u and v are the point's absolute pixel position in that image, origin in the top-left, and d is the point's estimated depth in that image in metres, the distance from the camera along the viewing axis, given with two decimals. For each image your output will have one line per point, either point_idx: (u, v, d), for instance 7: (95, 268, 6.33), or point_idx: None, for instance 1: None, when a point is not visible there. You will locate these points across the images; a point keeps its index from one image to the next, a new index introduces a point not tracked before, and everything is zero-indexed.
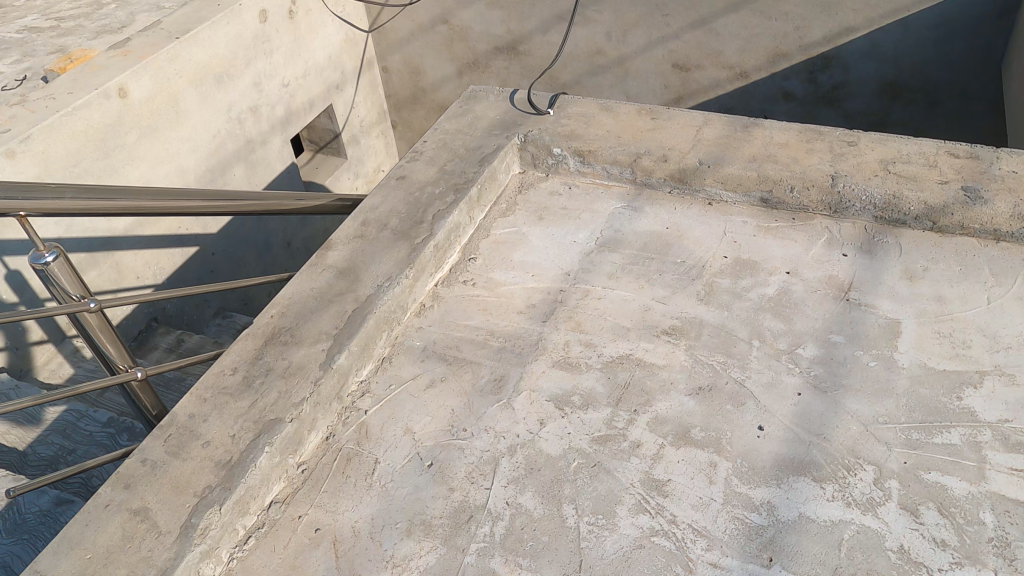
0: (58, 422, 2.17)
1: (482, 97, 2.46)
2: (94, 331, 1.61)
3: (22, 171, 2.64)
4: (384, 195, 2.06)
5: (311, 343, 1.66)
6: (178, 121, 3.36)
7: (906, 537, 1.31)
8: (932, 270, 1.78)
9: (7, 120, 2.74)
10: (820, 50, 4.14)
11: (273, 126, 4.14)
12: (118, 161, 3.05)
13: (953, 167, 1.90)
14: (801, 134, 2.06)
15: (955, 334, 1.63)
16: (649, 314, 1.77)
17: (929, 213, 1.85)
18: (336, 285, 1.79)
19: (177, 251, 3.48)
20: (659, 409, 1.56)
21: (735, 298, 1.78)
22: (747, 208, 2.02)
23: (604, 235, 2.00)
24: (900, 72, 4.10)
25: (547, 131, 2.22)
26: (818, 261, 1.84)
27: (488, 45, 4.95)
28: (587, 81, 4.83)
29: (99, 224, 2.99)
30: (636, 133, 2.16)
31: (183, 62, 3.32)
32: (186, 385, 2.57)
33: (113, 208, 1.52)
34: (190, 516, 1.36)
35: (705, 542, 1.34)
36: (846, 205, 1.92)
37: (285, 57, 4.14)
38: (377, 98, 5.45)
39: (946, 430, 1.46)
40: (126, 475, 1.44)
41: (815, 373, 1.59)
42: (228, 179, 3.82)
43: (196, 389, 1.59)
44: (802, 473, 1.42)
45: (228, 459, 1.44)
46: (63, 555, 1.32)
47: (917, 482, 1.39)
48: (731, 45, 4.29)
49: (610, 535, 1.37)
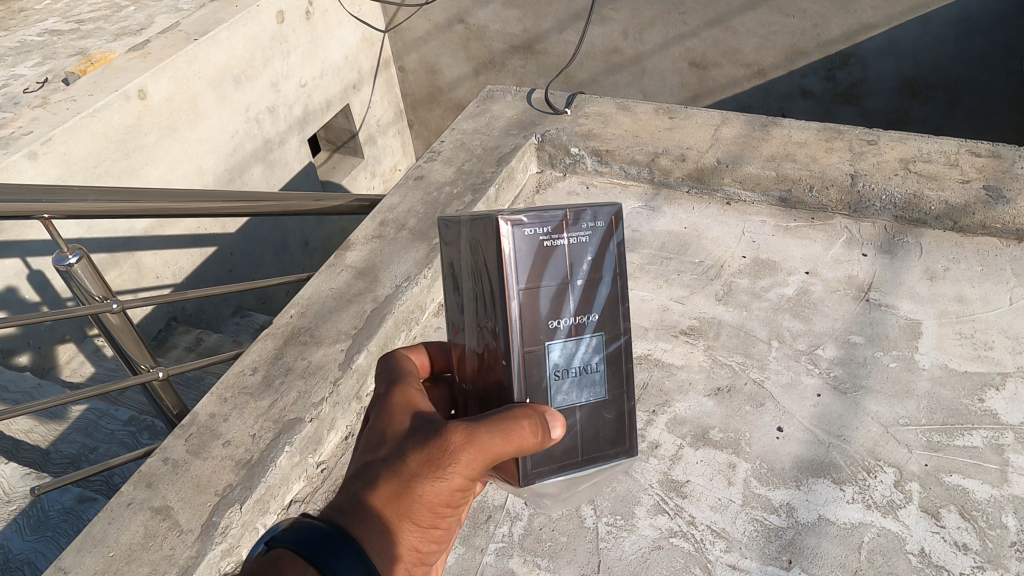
0: (81, 421, 2.20)
1: (500, 97, 2.47)
2: (116, 331, 1.64)
3: (44, 173, 2.66)
4: (402, 196, 2.07)
5: (330, 343, 1.67)
6: (197, 122, 3.39)
7: (927, 540, 1.30)
8: (954, 270, 1.76)
9: (29, 122, 2.77)
10: (838, 47, 4.10)
11: (291, 126, 4.17)
12: (138, 161, 3.08)
13: (975, 166, 1.88)
14: (820, 133, 2.05)
15: (977, 335, 1.61)
16: (667, 314, 1.76)
17: (950, 213, 1.83)
18: (355, 286, 1.81)
19: (196, 251, 3.51)
20: (678, 410, 1.56)
21: (754, 298, 1.77)
22: (766, 208, 2.01)
23: (622, 234, 1.99)
24: (920, 68, 4.06)
25: (565, 130, 2.21)
26: (838, 260, 1.83)
27: (504, 44, 4.95)
28: (603, 79, 4.82)
29: (120, 225, 3.02)
30: (653, 132, 2.15)
31: (203, 63, 3.35)
32: (205, 385, 2.60)
33: (135, 210, 1.54)
34: (212, 514, 1.37)
35: (724, 544, 1.34)
36: (866, 204, 1.91)
37: (303, 57, 4.16)
38: (393, 97, 5.47)
39: (968, 432, 1.45)
40: (149, 474, 1.46)
41: (835, 374, 1.58)
42: (246, 179, 3.85)
43: (217, 389, 1.60)
44: (821, 474, 1.41)
45: (248, 459, 1.45)
46: (87, 552, 1.34)
47: (938, 485, 1.38)
48: (749, 43, 4.27)
49: (628, 536, 1.37)
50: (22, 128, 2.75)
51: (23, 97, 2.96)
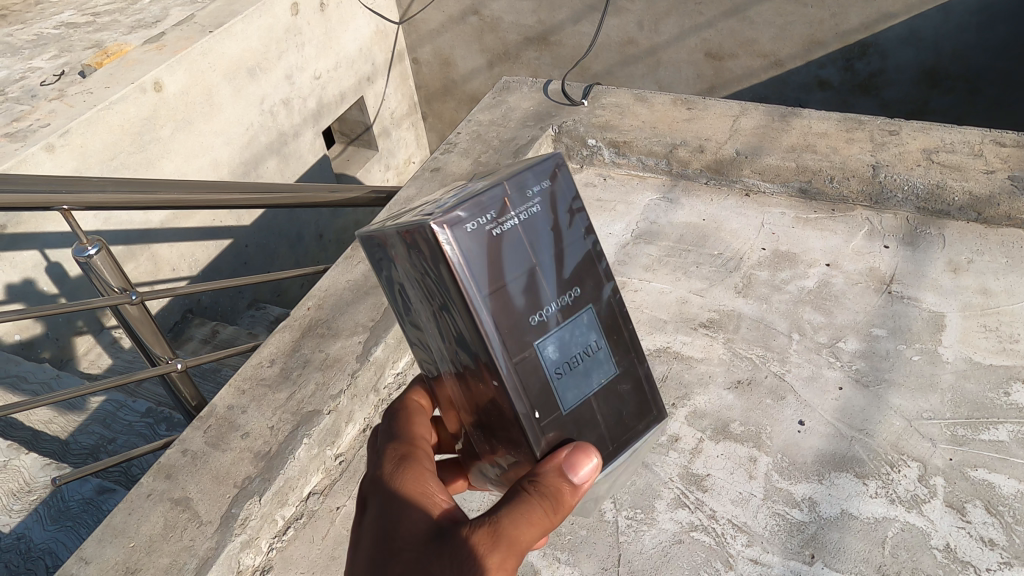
0: (99, 412, 2.21)
1: (516, 88, 2.46)
2: (135, 323, 1.63)
3: (61, 164, 2.67)
4: (419, 187, 2.07)
5: (348, 335, 1.66)
6: (212, 114, 3.39)
7: (952, 535, 1.28)
8: (978, 262, 1.74)
9: (46, 115, 2.78)
10: (857, 37, 4.06)
11: (305, 119, 4.18)
12: (153, 154, 3.09)
13: (1000, 156, 1.85)
14: (841, 123, 2.02)
15: (1001, 328, 1.59)
16: (686, 307, 1.75)
17: (974, 204, 1.80)
18: (372, 278, 1.80)
19: (212, 243, 3.52)
20: (698, 403, 1.54)
21: (773, 290, 1.75)
22: (786, 198, 1.99)
23: (641, 227, 1.98)
24: (940, 58, 4.01)
25: (582, 122, 2.20)
26: (859, 253, 1.81)
27: (519, 36, 4.93)
28: (618, 71, 4.80)
29: (136, 218, 3.03)
30: (672, 124, 2.13)
31: (218, 55, 3.34)
32: (222, 376, 2.61)
33: (152, 202, 1.53)
34: (231, 506, 1.37)
35: (746, 538, 1.33)
36: (887, 196, 1.88)
37: (317, 48, 4.15)
38: (407, 89, 5.47)
39: (994, 426, 1.42)
40: (168, 465, 1.46)
41: (857, 368, 1.56)
42: (262, 171, 3.87)
43: (235, 380, 1.61)
44: (843, 469, 1.40)
45: (267, 450, 1.45)
46: (108, 543, 1.35)
47: (963, 479, 1.36)
48: (766, 33, 4.22)
49: (648, 530, 1.36)
50: (40, 120, 2.76)
51: (40, 90, 2.98)
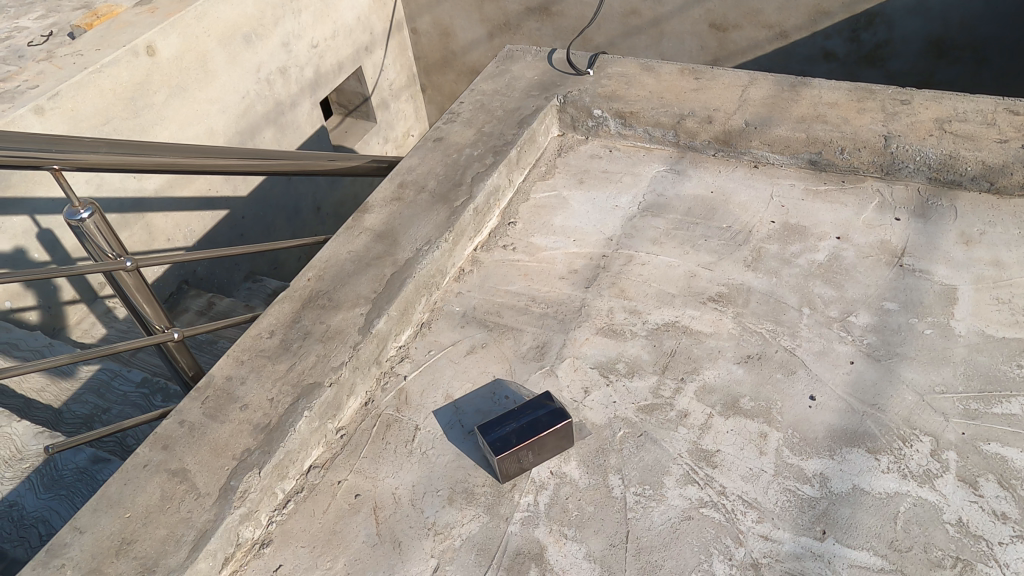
0: (93, 381, 2.18)
1: (520, 57, 2.40)
2: (131, 291, 1.60)
3: (51, 128, 2.62)
4: (421, 157, 2.02)
5: (349, 308, 1.63)
6: (208, 81, 3.33)
7: (964, 509, 1.26)
8: (990, 234, 1.70)
9: (34, 76, 2.73)
10: (863, 7, 3.99)
11: (302, 88, 4.11)
12: (147, 121, 3.02)
13: (1014, 125, 1.81)
14: (852, 92, 1.98)
15: (1014, 300, 1.56)
16: (695, 281, 1.71)
17: (987, 173, 1.76)
18: (373, 249, 1.76)
19: (208, 214, 3.47)
20: (707, 377, 1.52)
21: (783, 264, 1.72)
22: (795, 170, 1.95)
23: (646, 199, 1.94)
24: (948, 28, 3.95)
25: (588, 92, 2.15)
26: (869, 225, 1.77)
27: (519, 6, 4.84)
28: (620, 43, 4.72)
29: (130, 185, 2.98)
30: (679, 94, 2.08)
31: (213, 20, 3.27)
32: (219, 348, 2.58)
33: (147, 164, 1.49)
34: (230, 478, 1.35)
35: (756, 514, 1.30)
36: (898, 166, 1.84)
37: (314, 16, 4.07)
38: (406, 61, 5.39)
39: (1007, 400, 1.40)
40: (165, 436, 1.43)
41: (868, 342, 1.53)
42: (258, 141, 3.81)
43: (233, 350, 1.57)
44: (855, 444, 1.38)
45: (267, 423, 1.42)
46: (103, 513, 1.32)
47: (976, 453, 1.34)
48: (771, 3, 4.15)
49: (656, 506, 1.34)
50: (28, 81, 2.70)
51: (28, 51, 2.91)
